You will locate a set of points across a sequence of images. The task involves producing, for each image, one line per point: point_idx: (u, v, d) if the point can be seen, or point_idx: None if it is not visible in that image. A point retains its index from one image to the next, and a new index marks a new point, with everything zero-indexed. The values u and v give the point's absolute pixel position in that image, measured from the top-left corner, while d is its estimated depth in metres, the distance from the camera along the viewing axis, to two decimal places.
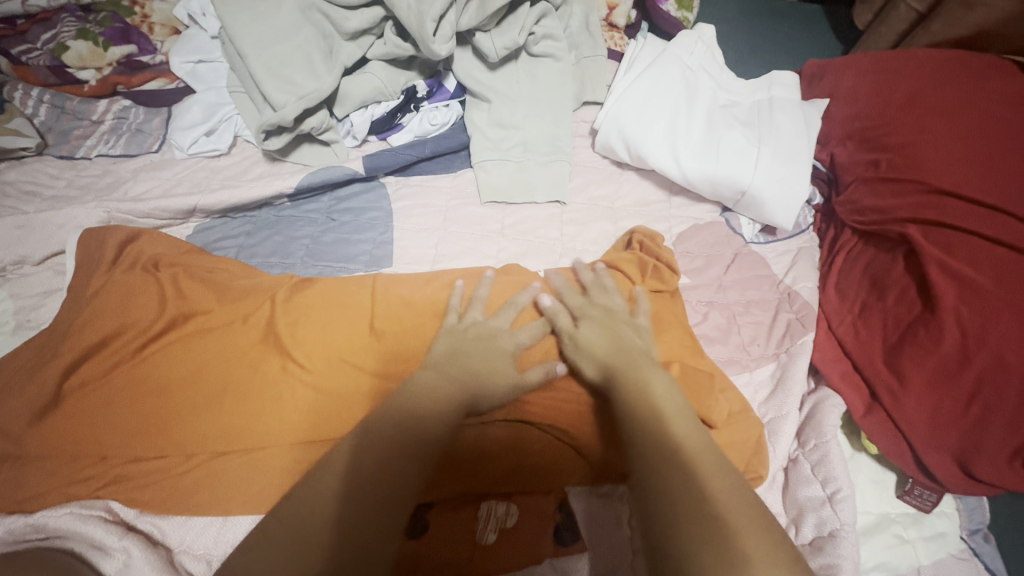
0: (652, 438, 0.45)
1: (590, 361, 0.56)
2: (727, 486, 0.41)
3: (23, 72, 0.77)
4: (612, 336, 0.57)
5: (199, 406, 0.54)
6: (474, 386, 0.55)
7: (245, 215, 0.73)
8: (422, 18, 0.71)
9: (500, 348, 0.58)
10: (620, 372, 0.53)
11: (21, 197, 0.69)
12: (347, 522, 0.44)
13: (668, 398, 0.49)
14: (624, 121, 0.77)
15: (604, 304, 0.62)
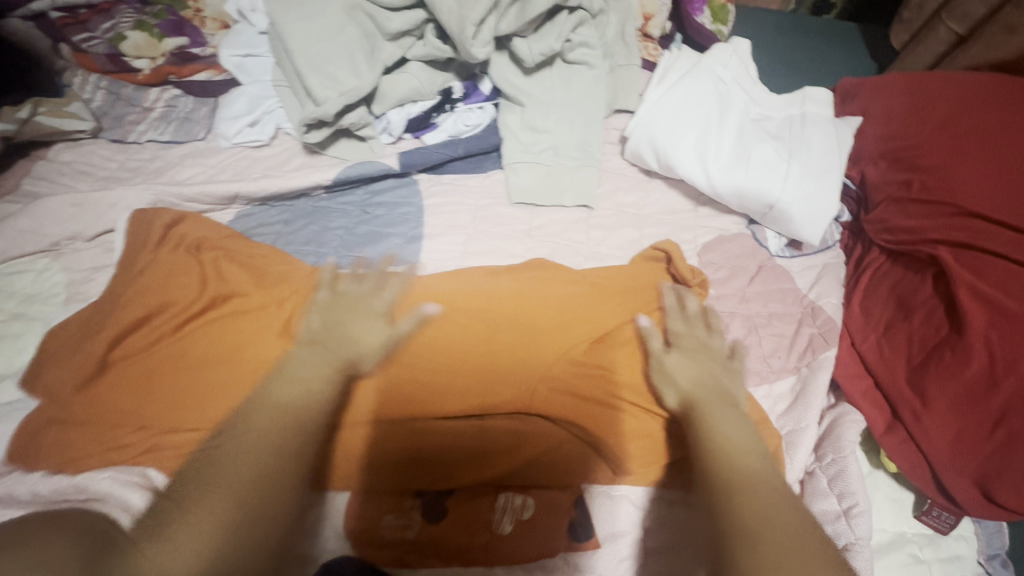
0: (712, 472, 0.47)
1: (673, 389, 0.57)
2: (782, 521, 0.42)
3: (83, 59, 0.82)
4: (699, 370, 0.58)
5: (232, 383, 0.56)
6: (347, 350, 0.57)
7: (283, 204, 0.75)
8: (462, 22, 0.73)
9: (371, 312, 0.61)
10: (702, 406, 0.54)
11: (75, 176, 0.72)
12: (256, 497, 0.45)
13: (740, 436, 0.51)
14: (655, 130, 0.79)
15: (704, 339, 0.63)
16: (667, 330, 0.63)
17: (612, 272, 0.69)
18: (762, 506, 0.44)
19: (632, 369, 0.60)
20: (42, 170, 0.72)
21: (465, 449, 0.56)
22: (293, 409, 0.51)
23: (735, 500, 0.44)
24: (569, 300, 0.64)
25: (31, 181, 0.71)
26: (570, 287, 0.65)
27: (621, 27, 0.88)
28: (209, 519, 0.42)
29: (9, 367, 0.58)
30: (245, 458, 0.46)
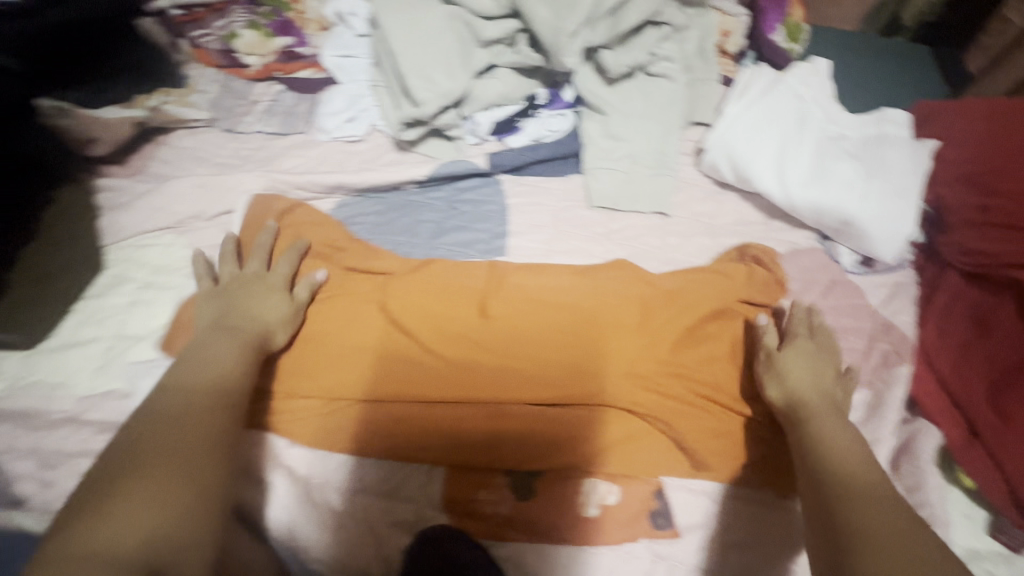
0: (832, 479, 0.51)
1: (779, 384, 0.60)
2: (901, 527, 0.45)
3: (201, 54, 0.89)
4: (815, 374, 0.61)
5: (346, 358, 0.62)
6: (253, 323, 0.60)
7: (378, 196, 0.80)
8: (558, 33, 0.77)
9: (268, 285, 0.64)
10: (807, 408, 0.58)
11: (193, 161, 0.79)
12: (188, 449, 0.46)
13: (846, 440, 0.54)
14: (734, 144, 0.81)
15: (826, 350, 0.64)
16: (786, 335, 0.66)
17: (688, 277, 0.72)
18: (875, 511, 0.47)
19: (713, 372, 0.65)
20: (166, 154, 0.79)
21: (533, 425, 0.60)
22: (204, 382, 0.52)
23: (853, 507, 0.48)
24: (644, 301, 0.68)
25: (156, 164, 0.77)
26: (646, 289, 0.69)
27: (702, 42, 0.91)
28: (144, 485, 0.42)
29: (143, 330, 0.63)
30: (157, 433, 0.46)
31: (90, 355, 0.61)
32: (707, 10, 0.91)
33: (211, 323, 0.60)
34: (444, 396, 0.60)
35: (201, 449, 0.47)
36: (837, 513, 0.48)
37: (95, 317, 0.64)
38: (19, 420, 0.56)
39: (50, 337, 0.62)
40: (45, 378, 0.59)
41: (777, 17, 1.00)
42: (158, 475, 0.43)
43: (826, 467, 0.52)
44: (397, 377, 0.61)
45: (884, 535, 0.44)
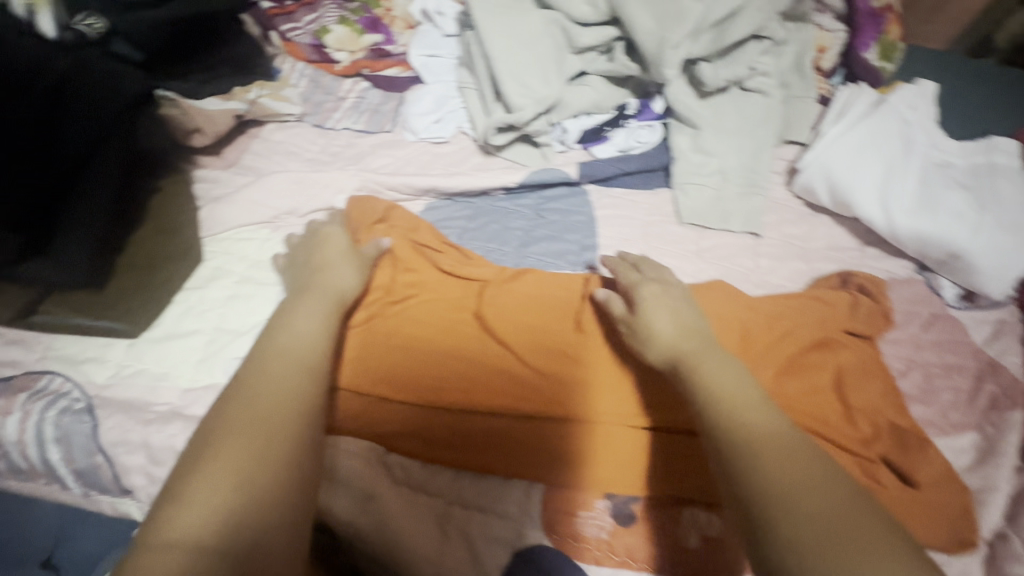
0: (730, 432, 0.46)
1: (654, 343, 0.57)
2: (813, 481, 0.41)
3: (292, 48, 0.89)
4: (677, 319, 0.58)
5: (439, 363, 0.61)
6: (327, 283, 0.59)
7: (466, 200, 0.79)
8: (663, 44, 0.76)
9: (339, 246, 0.65)
10: (688, 361, 0.53)
11: (285, 156, 0.78)
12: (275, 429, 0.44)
13: (733, 383, 0.50)
14: (834, 166, 0.79)
15: (665, 292, 0.62)
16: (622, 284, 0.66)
17: (787, 303, 0.70)
18: (789, 466, 0.42)
19: (818, 405, 0.62)
20: (257, 147, 0.78)
21: (498, 406, 0.59)
22: (285, 351, 0.51)
23: (758, 462, 0.43)
24: (743, 326, 0.67)
25: (249, 157, 0.77)
26: (747, 314, 0.68)
27: (800, 58, 0.87)
28: (225, 463, 0.41)
29: (242, 325, 0.63)
30: (239, 407, 0.45)
31: (191, 348, 0.61)
32: (808, 25, 0.87)
33: (295, 287, 0.61)
34: (424, 385, 0.60)
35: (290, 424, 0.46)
36: (741, 472, 0.43)
37: (196, 309, 0.64)
38: (126, 410, 0.56)
39: (154, 327, 0.62)
40: (150, 368, 0.60)
41: (873, 35, 0.94)
42: (245, 451, 0.42)
43: (723, 418, 0.47)
44: (454, 369, 0.61)
45: (802, 493, 0.40)
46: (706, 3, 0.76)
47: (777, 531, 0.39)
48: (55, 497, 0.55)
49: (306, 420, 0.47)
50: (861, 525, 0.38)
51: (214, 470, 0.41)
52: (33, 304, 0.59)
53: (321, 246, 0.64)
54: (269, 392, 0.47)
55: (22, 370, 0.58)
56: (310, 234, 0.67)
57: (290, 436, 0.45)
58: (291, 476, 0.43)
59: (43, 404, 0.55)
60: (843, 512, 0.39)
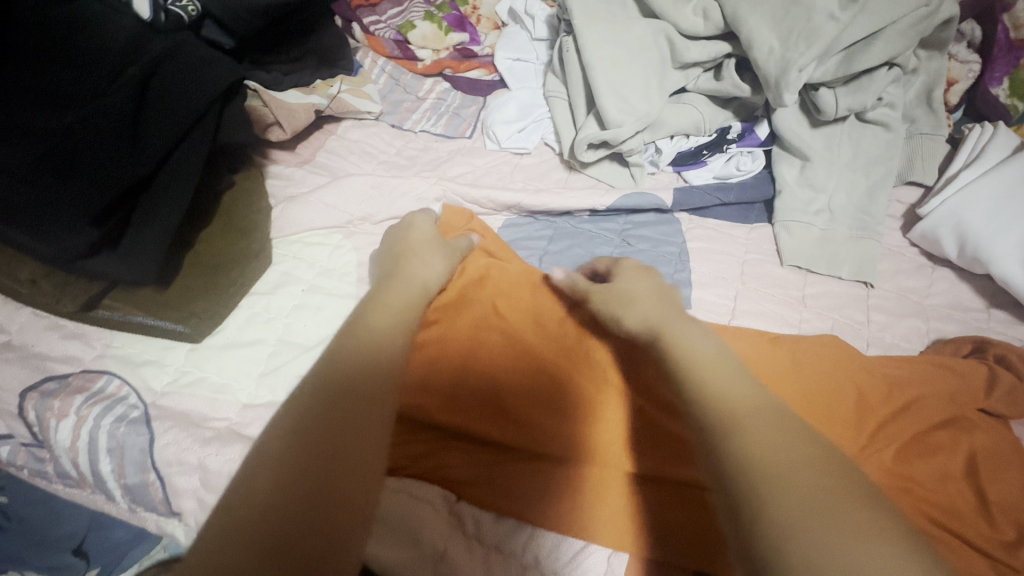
0: (702, 402, 0.40)
1: (632, 312, 0.53)
2: (804, 457, 0.35)
3: (373, 42, 0.84)
4: (660, 293, 0.55)
5: (522, 388, 0.55)
6: (411, 279, 0.55)
7: (548, 219, 0.73)
8: (786, 66, 0.68)
9: (423, 237, 0.61)
10: (660, 329, 0.49)
11: (362, 156, 0.74)
12: (329, 408, 0.41)
13: (709, 350, 0.46)
14: (967, 216, 0.70)
15: (643, 277, 0.57)
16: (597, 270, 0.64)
17: (912, 366, 0.61)
18: (775, 441, 0.36)
19: (948, 493, 0.54)
20: (333, 145, 0.74)
21: (499, 430, 0.54)
22: (358, 342, 0.46)
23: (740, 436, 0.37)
24: (860, 391, 0.59)
25: (324, 155, 0.73)
26: (864, 375, 0.60)
27: (929, 90, 0.78)
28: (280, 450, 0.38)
29: (308, 339, 0.58)
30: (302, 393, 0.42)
31: (254, 359, 0.56)
32: (944, 53, 0.78)
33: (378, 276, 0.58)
34: (441, 402, 0.55)
35: (357, 418, 0.41)
36: (719, 444, 0.37)
37: (262, 316, 0.59)
38: (182, 423, 0.52)
39: (215, 333, 0.58)
40: (210, 377, 0.55)
41: (1007, 69, 0.84)
42: (296, 437, 0.38)
43: (697, 388, 0.42)
44: (536, 399, 0.55)
45: (784, 463, 0.34)
46: (843, 24, 0.67)
47: (762, 519, 0.32)
48: (101, 505, 0.54)
49: (365, 418, 0.41)
50: (852, 506, 0.32)
51: (269, 461, 0.37)
52: (97, 298, 0.56)
53: (409, 239, 0.61)
54: (336, 380, 0.43)
55: (80, 368, 0.54)
56: (394, 230, 0.63)
57: (353, 427, 0.40)
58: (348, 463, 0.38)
59: (101, 409, 0.51)
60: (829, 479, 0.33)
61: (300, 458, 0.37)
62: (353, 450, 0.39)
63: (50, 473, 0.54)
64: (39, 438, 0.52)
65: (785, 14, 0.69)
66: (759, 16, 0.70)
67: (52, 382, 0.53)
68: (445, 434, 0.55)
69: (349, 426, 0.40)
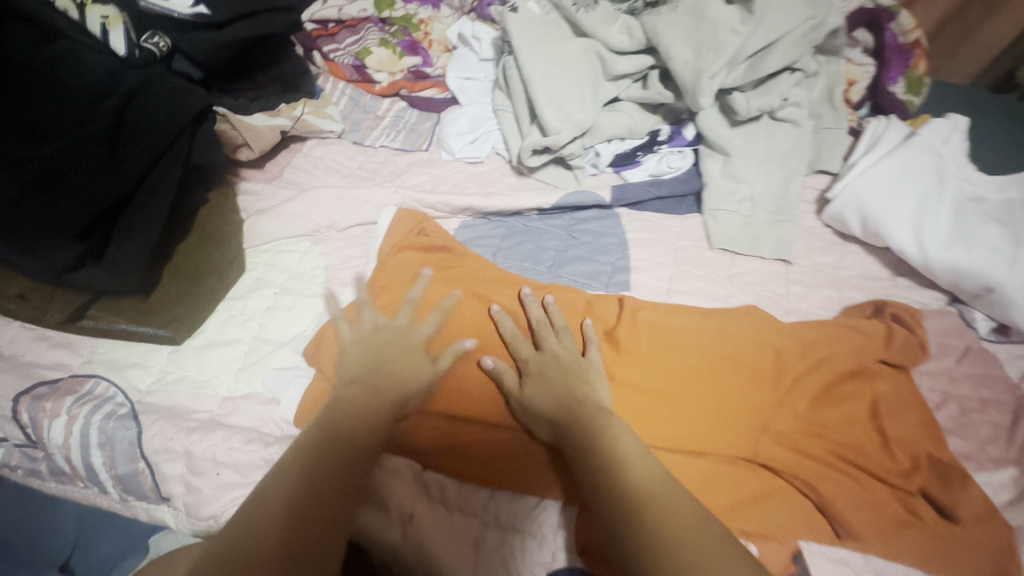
0: (609, 473, 0.47)
1: (538, 420, 0.56)
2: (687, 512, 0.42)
3: (333, 67, 0.92)
4: (572, 377, 0.58)
5: (465, 384, 0.59)
6: (383, 339, 0.59)
7: (500, 220, 0.81)
8: (699, 74, 0.77)
9: (389, 258, 0.69)
10: (570, 424, 0.53)
11: (327, 171, 0.80)
12: (306, 470, 0.45)
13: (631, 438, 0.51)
14: (866, 197, 0.79)
15: (552, 354, 0.60)
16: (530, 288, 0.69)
17: (823, 329, 0.69)
18: (672, 509, 0.43)
19: (854, 434, 0.62)
20: (299, 162, 0.80)
21: (455, 406, 0.58)
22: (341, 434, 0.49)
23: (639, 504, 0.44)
24: (777, 352, 0.66)
25: (290, 171, 0.79)
26: (780, 340, 0.67)
27: (830, 90, 0.89)
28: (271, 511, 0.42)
29: (282, 336, 0.64)
30: (287, 474, 0.45)
31: (232, 356, 0.62)
32: (839, 58, 0.89)
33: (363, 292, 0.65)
34: None
35: (338, 509, 0.45)
36: (626, 519, 0.43)
37: (238, 318, 0.65)
38: (167, 416, 0.57)
39: (195, 336, 0.63)
40: (191, 375, 0.60)
41: (900, 69, 0.96)
42: (291, 499, 0.43)
43: (611, 470, 0.47)
44: (477, 396, 0.59)
45: (679, 522, 0.41)
46: (744, 35, 0.76)
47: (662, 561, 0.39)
48: (94, 498, 0.58)
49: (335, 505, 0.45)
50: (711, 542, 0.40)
51: (272, 509, 0.42)
52: (83, 309, 0.60)
53: (391, 242, 0.71)
54: (317, 458, 0.47)
55: (68, 373, 0.59)
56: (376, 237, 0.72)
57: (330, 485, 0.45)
58: (320, 511, 0.44)
59: (90, 408, 0.56)
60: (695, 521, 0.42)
61: (295, 513, 0.42)
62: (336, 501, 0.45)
63: (43, 472, 0.58)
64: (32, 439, 0.57)
65: (696, 28, 0.78)
66: (674, 32, 0.79)
67: (43, 387, 0.57)
68: None
69: (330, 481, 0.46)
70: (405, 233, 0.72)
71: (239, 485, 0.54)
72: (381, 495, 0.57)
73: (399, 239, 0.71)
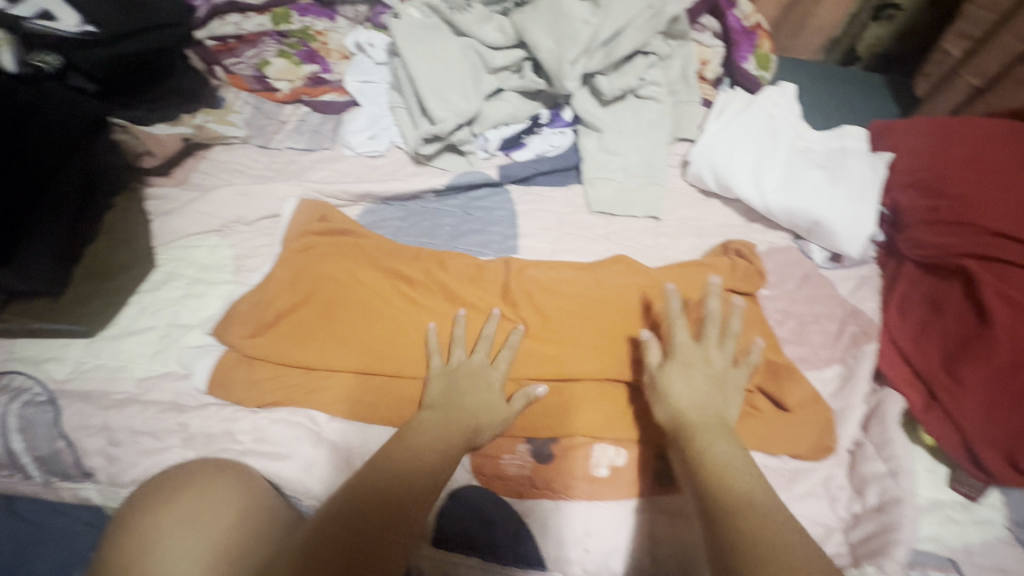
0: (717, 481, 0.50)
1: (664, 404, 0.60)
2: (777, 523, 0.44)
3: (236, 80, 0.98)
4: (708, 386, 0.61)
5: (374, 340, 0.68)
6: (480, 361, 0.66)
7: (400, 204, 0.89)
8: (561, 61, 0.88)
9: (292, 246, 0.75)
10: (692, 425, 0.57)
11: (232, 173, 0.86)
12: (355, 496, 0.47)
13: (734, 455, 0.53)
14: (716, 156, 0.91)
15: (704, 355, 0.64)
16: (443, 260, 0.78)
17: (680, 268, 0.80)
18: (769, 527, 0.44)
19: None
20: (204, 167, 0.86)
21: (360, 363, 0.67)
22: (404, 449, 0.54)
23: (741, 516, 0.45)
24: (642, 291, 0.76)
25: (196, 176, 0.85)
26: (645, 280, 0.77)
27: (684, 70, 1.03)
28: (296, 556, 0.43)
29: (194, 319, 0.70)
30: (347, 495, 0.48)
31: (147, 342, 0.67)
32: (688, 41, 1.03)
33: (267, 279, 0.72)
34: (307, 355, 0.67)
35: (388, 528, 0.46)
36: (721, 523, 0.46)
37: (150, 309, 0.70)
38: (86, 398, 0.62)
39: (110, 326, 0.68)
40: (107, 362, 0.66)
41: (748, 49, 1.11)
42: (341, 519, 0.45)
43: (720, 480, 0.50)
44: (385, 351, 0.68)
45: (768, 532, 0.44)
46: (595, 25, 0.88)
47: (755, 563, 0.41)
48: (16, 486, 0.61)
49: (404, 527, 0.47)
50: (793, 548, 0.42)
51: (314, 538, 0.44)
52: None
53: (292, 228, 0.77)
54: (373, 478, 0.49)
55: None
56: (280, 224, 0.79)
57: (365, 503, 0.47)
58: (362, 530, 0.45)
59: (7, 398, 0.61)
60: (775, 530, 0.44)
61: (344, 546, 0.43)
62: (402, 521, 0.47)
63: None
64: None
65: (555, 21, 0.89)
66: (538, 28, 0.90)
67: None
68: (310, 372, 0.67)
69: (383, 500, 0.48)
70: (301, 219, 0.78)
71: (159, 447, 0.60)
72: (289, 446, 0.62)
73: (297, 226, 0.78)
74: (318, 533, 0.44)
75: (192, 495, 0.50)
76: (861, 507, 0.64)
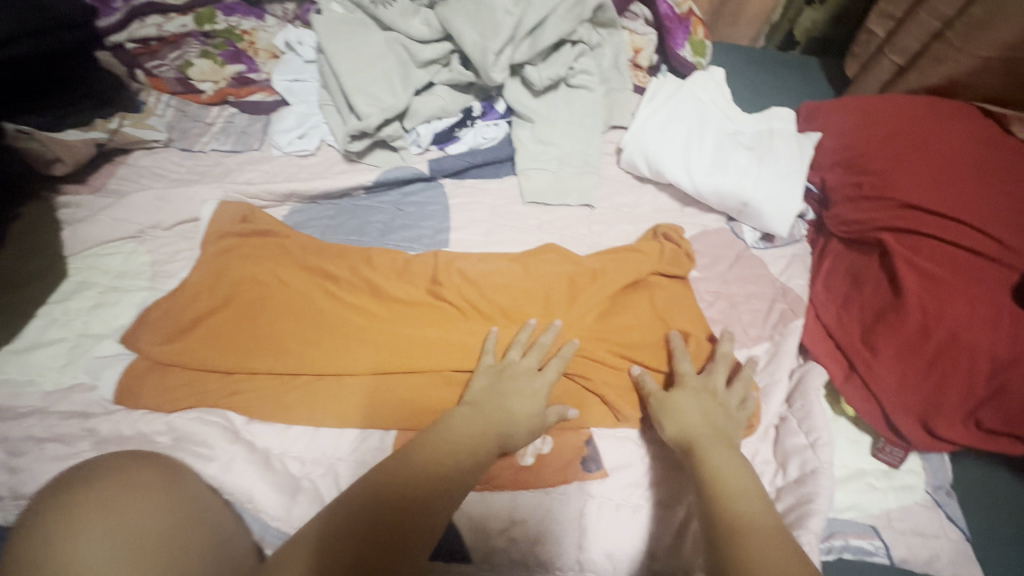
0: (716, 497, 0.50)
1: (674, 422, 0.60)
2: (771, 538, 0.46)
3: (156, 82, 0.95)
4: (710, 412, 0.61)
5: (299, 340, 0.67)
6: (523, 370, 0.64)
7: (330, 202, 0.87)
8: (485, 52, 0.87)
9: (212, 250, 0.73)
10: (698, 444, 0.57)
11: (152, 178, 0.84)
12: (365, 505, 0.46)
13: (739, 470, 0.54)
14: (646, 141, 0.92)
15: (709, 386, 0.65)
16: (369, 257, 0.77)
17: (610, 254, 0.80)
18: (770, 546, 0.44)
19: (633, 333, 0.73)
20: (123, 173, 0.84)
21: (282, 364, 0.66)
22: (431, 450, 0.52)
23: (748, 536, 0.45)
24: (572, 279, 0.76)
25: (114, 182, 0.83)
26: (576, 267, 0.77)
27: (616, 57, 1.03)
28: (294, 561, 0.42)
29: (106, 328, 0.68)
30: (348, 500, 0.46)
31: (55, 354, 0.65)
32: (618, 29, 1.02)
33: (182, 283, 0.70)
34: (228, 358, 0.65)
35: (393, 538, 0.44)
36: (733, 539, 0.45)
37: (60, 320, 0.68)
38: None
39: (16, 339, 0.66)
40: (11, 376, 0.63)
41: (684, 35, 1.11)
42: (338, 529, 0.44)
43: (729, 501, 0.49)
44: (310, 350, 0.66)
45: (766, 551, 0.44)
46: (517, 15, 0.87)
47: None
48: None
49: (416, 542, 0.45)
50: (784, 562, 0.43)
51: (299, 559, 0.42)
52: None
53: (210, 230, 0.75)
54: (384, 487, 0.48)
55: None
56: (199, 227, 0.77)
57: (364, 510, 0.45)
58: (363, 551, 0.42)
59: None
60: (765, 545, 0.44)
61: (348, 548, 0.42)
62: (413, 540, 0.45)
63: None
64: None
65: (478, 13, 0.88)
66: (461, 20, 0.89)
67: None
68: (235, 377, 0.66)
69: (384, 512, 0.46)
70: (219, 221, 0.77)
71: (61, 461, 0.58)
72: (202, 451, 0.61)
73: (215, 227, 0.76)
74: (324, 537, 0.43)
75: (117, 485, 0.46)
76: (784, 480, 0.65)
